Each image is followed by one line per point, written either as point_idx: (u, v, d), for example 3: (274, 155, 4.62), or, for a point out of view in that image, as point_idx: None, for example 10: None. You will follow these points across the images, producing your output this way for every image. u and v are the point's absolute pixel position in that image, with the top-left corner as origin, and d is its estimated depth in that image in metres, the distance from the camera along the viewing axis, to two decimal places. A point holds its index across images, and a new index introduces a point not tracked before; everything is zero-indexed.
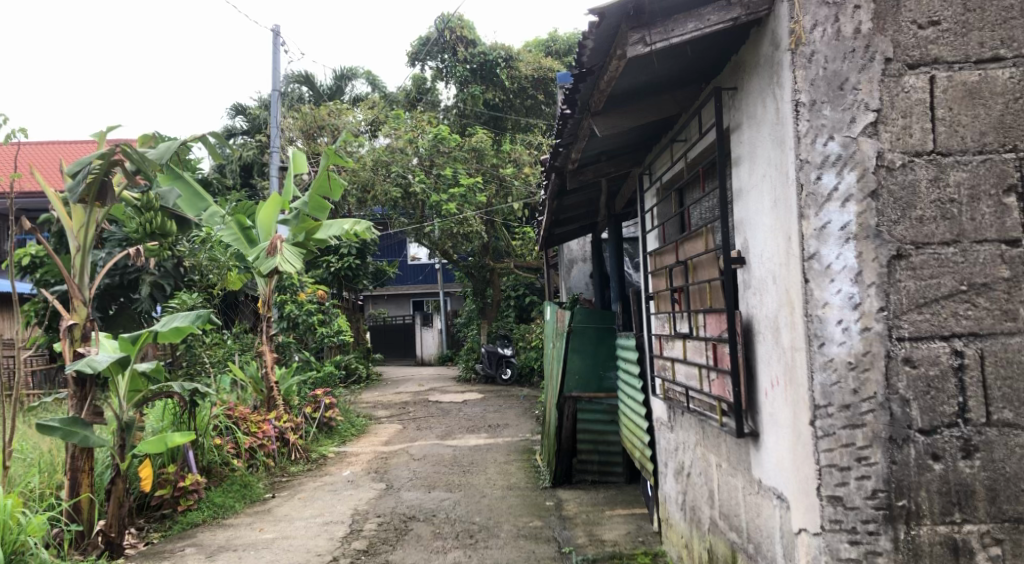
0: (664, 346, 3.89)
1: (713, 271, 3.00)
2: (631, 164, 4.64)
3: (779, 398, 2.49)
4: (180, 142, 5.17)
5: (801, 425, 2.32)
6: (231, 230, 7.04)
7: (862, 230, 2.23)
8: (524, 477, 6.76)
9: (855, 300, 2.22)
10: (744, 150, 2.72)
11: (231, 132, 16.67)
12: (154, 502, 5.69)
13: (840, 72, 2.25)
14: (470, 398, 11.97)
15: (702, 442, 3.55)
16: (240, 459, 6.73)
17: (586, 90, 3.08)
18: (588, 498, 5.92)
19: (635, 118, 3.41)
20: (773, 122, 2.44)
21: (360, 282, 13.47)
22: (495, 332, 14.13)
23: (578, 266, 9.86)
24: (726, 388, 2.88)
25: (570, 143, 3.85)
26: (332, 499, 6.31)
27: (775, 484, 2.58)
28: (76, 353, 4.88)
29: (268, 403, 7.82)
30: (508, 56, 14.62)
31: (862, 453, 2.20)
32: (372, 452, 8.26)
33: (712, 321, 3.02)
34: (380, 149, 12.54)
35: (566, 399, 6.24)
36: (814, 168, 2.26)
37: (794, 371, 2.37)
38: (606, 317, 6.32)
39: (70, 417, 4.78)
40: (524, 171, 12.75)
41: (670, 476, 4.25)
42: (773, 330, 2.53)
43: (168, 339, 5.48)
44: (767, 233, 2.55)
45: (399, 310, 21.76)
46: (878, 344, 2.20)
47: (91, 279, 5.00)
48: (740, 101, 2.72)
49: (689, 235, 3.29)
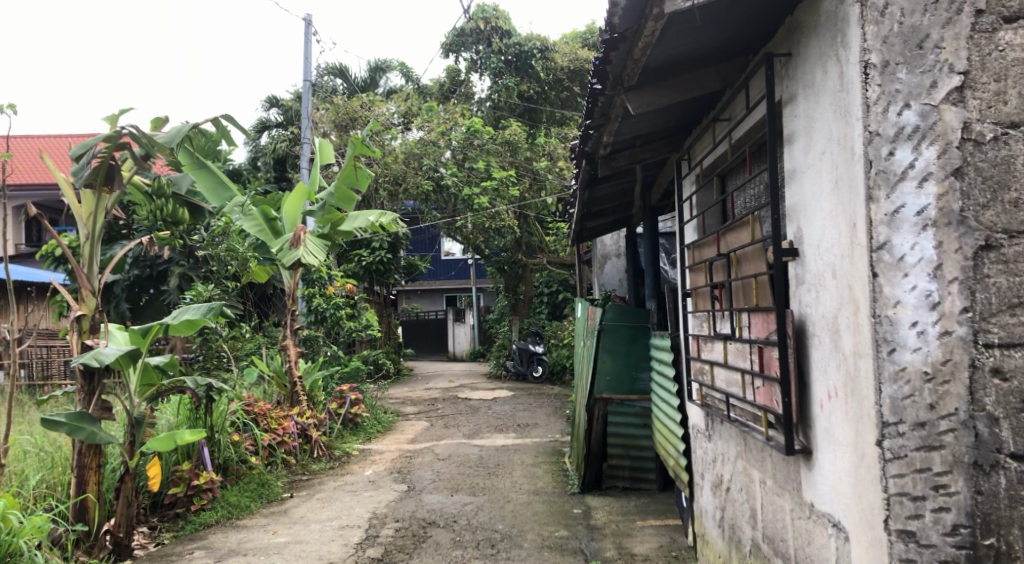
0: (702, 347, 3.56)
1: (760, 265, 2.69)
2: (669, 149, 4.29)
3: (838, 411, 2.15)
4: (189, 125, 5.02)
5: (865, 445, 2.00)
6: (256, 222, 6.76)
7: (943, 215, 1.84)
8: (552, 482, 6.45)
9: (933, 299, 1.85)
10: (799, 125, 2.37)
11: (265, 125, 16.56)
12: (167, 500, 5.51)
13: (919, 27, 1.88)
14: (501, 395, 11.67)
15: (744, 455, 3.21)
16: (258, 457, 6.54)
17: (619, 60, 2.80)
18: (619, 506, 5.60)
19: (673, 93, 3.12)
20: (836, 89, 2.10)
21: (390, 276, 13.25)
22: (527, 328, 13.80)
23: (612, 262, 9.53)
24: (773, 397, 2.55)
25: (601, 125, 3.53)
26: (351, 500, 6.09)
27: (831, 510, 2.24)
28: (84, 345, 4.71)
29: (291, 398, 7.62)
30: (543, 47, 14.22)
31: (941, 481, 1.82)
32: (397, 451, 8.01)
33: (758, 321, 2.70)
34: (412, 142, 12.32)
35: (597, 401, 5.92)
36: (886, 142, 1.92)
37: (857, 381, 2.04)
38: (639, 314, 6.00)
39: (77, 412, 4.61)
40: (559, 165, 12.37)
41: (707, 489, 3.92)
42: (831, 332, 2.19)
43: (180, 332, 5.28)
44: (825, 219, 2.21)
45: (433, 306, 21.59)
46: (960, 351, 1.82)
47: (101, 270, 4.85)
48: (795, 68, 2.38)
49: (733, 224, 2.97)
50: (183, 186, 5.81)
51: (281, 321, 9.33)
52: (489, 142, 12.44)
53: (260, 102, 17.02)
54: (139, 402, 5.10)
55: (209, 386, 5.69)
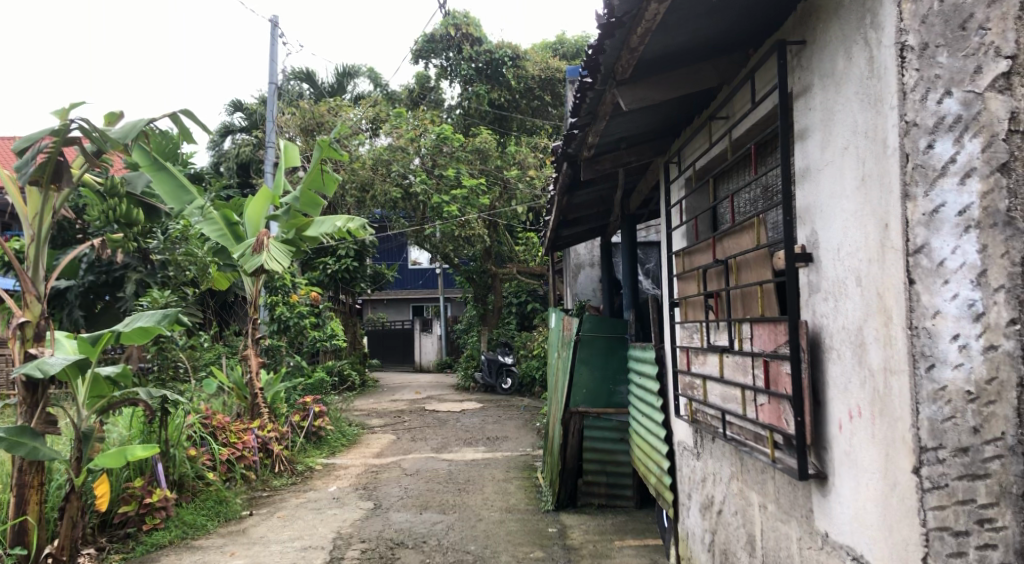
0: (692, 360, 3.36)
1: (764, 272, 2.48)
2: (654, 152, 4.08)
3: (862, 432, 1.94)
4: (144, 121, 4.66)
5: (898, 472, 1.79)
6: (216, 224, 6.48)
7: (987, 217, 1.63)
8: (524, 499, 6.19)
9: (976, 309, 1.64)
10: (815, 118, 2.17)
11: (229, 129, 16.06)
12: (117, 520, 5.15)
13: (961, 5, 1.67)
14: (469, 407, 11.38)
15: (740, 476, 3.01)
16: (216, 473, 6.20)
17: (613, 50, 2.60)
18: (595, 524, 5.35)
19: (668, 87, 2.93)
20: (862, 75, 1.90)
21: (357, 286, 12.90)
22: (497, 338, 13.52)
23: (585, 271, 9.31)
24: (782, 416, 2.33)
25: (588, 124, 3.32)
26: (314, 519, 5.75)
27: (851, 542, 2.03)
28: (26, 354, 4.34)
29: (251, 411, 7.28)
30: (514, 55, 14.04)
31: (986, 514, 1.61)
32: (363, 465, 7.69)
33: (763, 333, 2.47)
34: (380, 148, 11.96)
35: (572, 414, 5.66)
36: (924, 133, 1.71)
37: (888, 400, 1.82)
38: (617, 325, 5.77)
39: (17, 426, 4.24)
40: (530, 174, 12.14)
41: (694, 509, 3.71)
42: (854, 347, 1.98)
43: (133, 339, 4.97)
44: (848, 219, 2.00)
45: (399, 315, 21.23)
46: (1009, 368, 1.60)
47: (47, 273, 4.49)
48: (810, 57, 2.18)
49: (732, 228, 2.77)
50: (137, 185, 5.46)
51: (242, 330, 8.95)
52: (459, 150, 12.20)
53: (223, 106, 16.54)
54: (87, 415, 4.78)
55: (164, 397, 5.34)
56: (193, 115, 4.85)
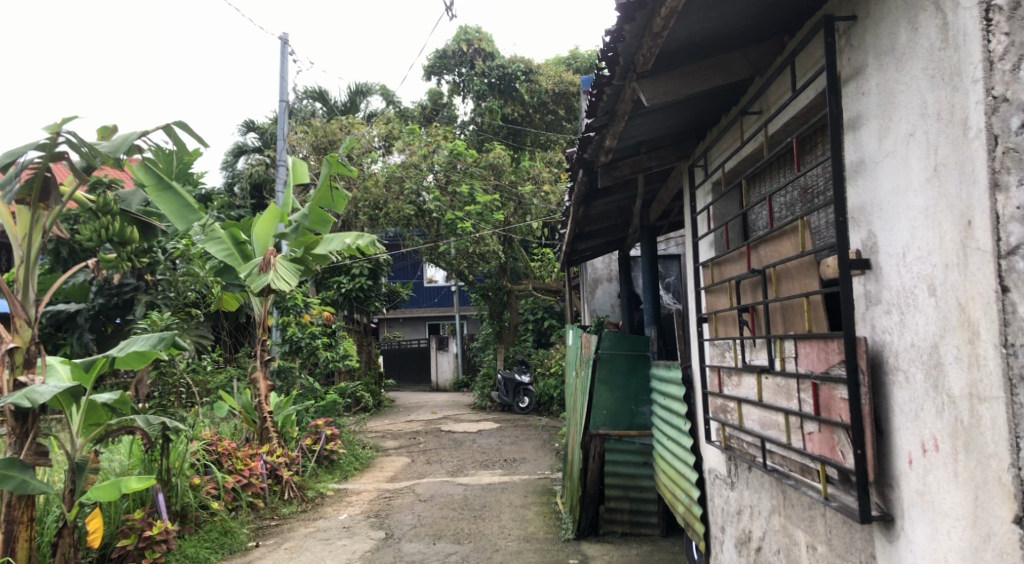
0: (726, 382, 3.06)
1: (810, 282, 2.18)
2: (678, 156, 3.79)
3: (942, 470, 1.63)
4: (135, 134, 4.44)
5: (993, 521, 1.46)
6: (221, 244, 6.25)
7: None
8: (543, 527, 5.86)
9: None
10: (871, 102, 1.88)
11: (242, 150, 15.99)
12: (115, 554, 4.80)
13: None
14: (486, 428, 11.05)
15: (783, 510, 2.69)
16: (221, 502, 5.91)
17: (632, 38, 2.33)
18: (619, 554, 5.02)
19: (692, 81, 2.66)
20: (932, 47, 1.61)
21: (371, 304, 12.64)
22: (513, 356, 13.18)
23: (603, 286, 9.00)
24: (837, 447, 2.02)
25: (605, 125, 3.03)
26: (323, 551, 5.45)
27: None
28: (15, 383, 4.08)
29: (260, 435, 6.98)
30: (527, 70, 13.87)
31: None
32: (376, 490, 7.40)
33: (811, 352, 2.17)
34: (393, 166, 11.70)
35: (592, 437, 5.35)
36: (1018, 110, 1.41)
37: (975, 433, 1.51)
38: (638, 342, 5.46)
39: (7, 458, 3.97)
40: (545, 189, 11.92)
41: (729, 544, 3.39)
42: (928, 368, 1.68)
43: (131, 364, 4.70)
44: (917, 217, 1.70)
45: (415, 334, 20.96)
46: None
47: (38, 296, 4.24)
48: (863, 33, 1.90)
49: (770, 233, 2.47)
50: (133, 202, 5.22)
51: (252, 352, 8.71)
52: (473, 166, 12.02)
53: (237, 127, 16.45)
54: (82, 444, 4.51)
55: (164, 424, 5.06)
56: (188, 126, 4.59)
